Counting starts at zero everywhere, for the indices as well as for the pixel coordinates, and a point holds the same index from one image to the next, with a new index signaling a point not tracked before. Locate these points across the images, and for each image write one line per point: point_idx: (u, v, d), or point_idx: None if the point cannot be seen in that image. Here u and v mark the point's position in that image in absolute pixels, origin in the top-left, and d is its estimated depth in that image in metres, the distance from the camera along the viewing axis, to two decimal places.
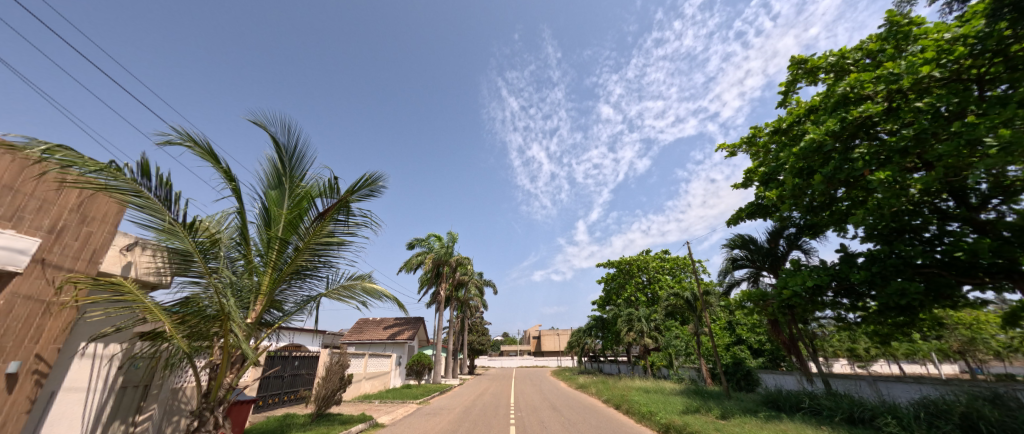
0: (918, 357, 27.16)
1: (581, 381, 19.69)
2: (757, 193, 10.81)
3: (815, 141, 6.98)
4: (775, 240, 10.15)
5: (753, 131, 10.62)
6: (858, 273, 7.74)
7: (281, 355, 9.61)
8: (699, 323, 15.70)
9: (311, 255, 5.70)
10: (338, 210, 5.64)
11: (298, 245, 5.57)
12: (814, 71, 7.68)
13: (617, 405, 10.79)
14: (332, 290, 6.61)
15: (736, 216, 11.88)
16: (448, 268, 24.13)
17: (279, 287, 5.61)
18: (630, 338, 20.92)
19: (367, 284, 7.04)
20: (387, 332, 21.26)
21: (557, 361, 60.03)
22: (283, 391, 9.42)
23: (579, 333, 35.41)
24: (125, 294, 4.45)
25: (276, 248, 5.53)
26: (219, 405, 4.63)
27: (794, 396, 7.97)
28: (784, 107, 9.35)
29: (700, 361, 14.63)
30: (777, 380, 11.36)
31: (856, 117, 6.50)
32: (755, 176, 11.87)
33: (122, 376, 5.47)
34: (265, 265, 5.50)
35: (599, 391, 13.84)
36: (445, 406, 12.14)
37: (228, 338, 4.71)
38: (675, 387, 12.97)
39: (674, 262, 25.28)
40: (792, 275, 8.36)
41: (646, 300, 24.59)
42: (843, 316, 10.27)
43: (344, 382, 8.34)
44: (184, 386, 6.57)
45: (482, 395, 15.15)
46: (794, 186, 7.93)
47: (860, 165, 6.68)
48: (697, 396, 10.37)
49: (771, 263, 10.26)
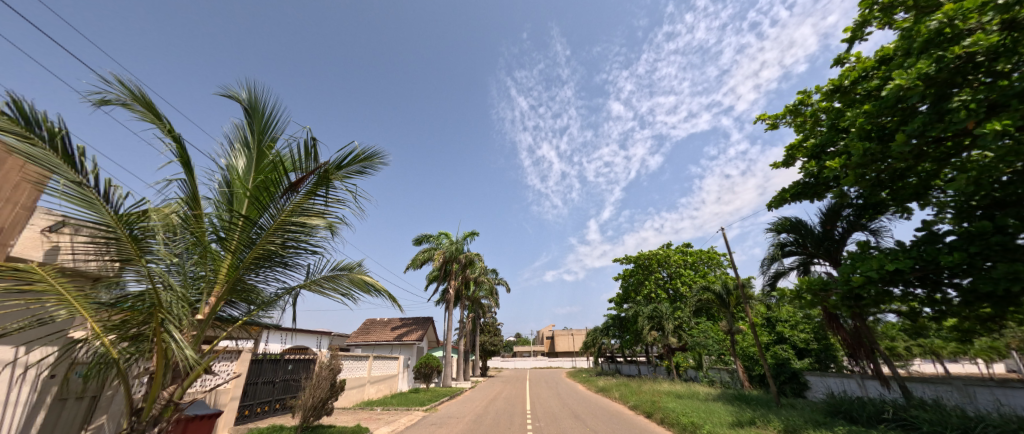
0: (966, 357, 25.03)
1: (600, 384, 18.48)
2: (807, 168, 9.42)
3: (901, 91, 5.68)
4: (832, 222, 8.70)
5: (801, 97, 9.25)
6: (950, 254, 6.34)
7: (271, 359, 8.66)
8: (731, 320, 14.31)
9: (283, 237, 4.58)
10: (316, 183, 4.48)
11: (267, 225, 4.47)
12: (891, 7, 6.38)
13: (647, 413, 9.53)
14: (313, 281, 5.57)
15: (779, 199, 10.49)
16: (458, 265, 23.10)
17: (243, 276, 4.52)
18: (652, 337, 19.56)
19: (356, 275, 6.04)
20: (396, 332, 20.36)
21: (571, 363, 58.61)
22: (273, 398, 8.51)
23: (595, 333, 34.10)
24: (32, 283, 3.43)
25: (238, 228, 4.41)
26: (153, 427, 3.58)
27: (872, 405, 6.61)
28: (841, 64, 8.03)
29: (735, 363, 13.22)
30: (834, 385, 9.89)
31: (959, 54, 5.22)
32: (800, 152, 10.48)
33: (54, 387, 4.47)
34: (224, 251, 4.40)
35: (624, 396, 12.57)
36: (455, 413, 11.08)
37: (161, 340, 3.61)
38: (710, 392, 11.61)
39: (697, 256, 23.75)
40: (862, 260, 6.99)
41: (667, 297, 23.13)
42: (915, 311, 8.77)
43: (337, 389, 7.30)
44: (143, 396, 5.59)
45: (495, 400, 14.03)
46: (865, 152, 6.61)
47: (962, 116, 5.31)
48: (742, 403, 9.08)
49: (826, 250, 8.84)
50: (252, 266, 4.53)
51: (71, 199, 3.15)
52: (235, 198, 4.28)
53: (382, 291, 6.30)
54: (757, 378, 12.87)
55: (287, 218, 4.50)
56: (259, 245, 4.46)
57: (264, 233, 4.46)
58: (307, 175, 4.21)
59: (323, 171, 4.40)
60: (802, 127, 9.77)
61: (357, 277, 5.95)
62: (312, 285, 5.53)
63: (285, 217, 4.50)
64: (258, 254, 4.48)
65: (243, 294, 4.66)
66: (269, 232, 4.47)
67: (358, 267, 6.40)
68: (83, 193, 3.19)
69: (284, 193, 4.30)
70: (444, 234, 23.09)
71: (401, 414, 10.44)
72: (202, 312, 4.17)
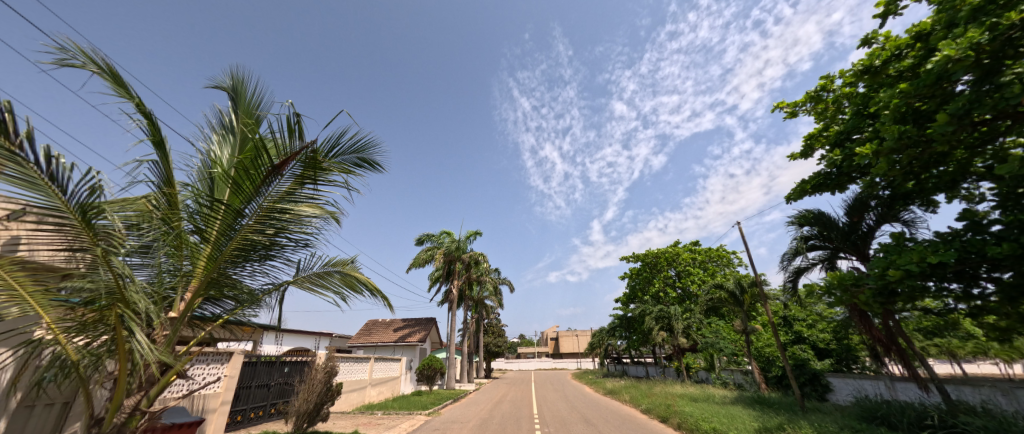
0: (987, 357, 24.19)
1: (609, 386, 17.93)
2: (830, 157, 8.87)
3: (946, 64, 5.13)
4: (859, 214, 8.15)
5: (823, 82, 8.72)
6: (999, 245, 5.79)
7: (267, 361, 8.27)
8: (746, 319, 13.74)
9: (268, 227, 4.15)
10: (302, 166, 4.02)
11: (250, 214, 4.02)
12: None
13: (662, 417, 9.01)
14: (301, 277, 5.16)
15: (799, 191, 9.95)
16: (460, 264, 22.62)
17: (222, 270, 4.08)
18: (662, 337, 19.01)
19: (348, 272, 5.67)
20: (398, 333, 19.94)
21: (577, 364, 57.91)
22: (267, 403, 8.08)
23: (602, 333, 33.56)
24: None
25: (218, 217, 3.95)
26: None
27: (912, 410, 6.12)
28: (867, 45, 7.52)
29: (751, 364, 12.65)
30: (866, 388, 9.14)
31: (1014, 21, 4.69)
32: (820, 142, 9.94)
33: (18, 393, 4.05)
34: (203, 242, 3.94)
35: (635, 399, 12.03)
36: (459, 418, 10.61)
37: (123, 341, 3.16)
38: (727, 395, 11.06)
39: (706, 254, 23.17)
40: (897, 252, 6.46)
41: (676, 297, 22.55)
42: (949, 309, 8.19)
43: (333, 392, 6.88)
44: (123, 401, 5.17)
45: (500, 403, 13.52)
46: (899, 135, 6.10)
47: (1016, 91, 4.79)
48: (764, 407, 8.55)
49: (852, 244, 8.31)
50: (236, 259, 4.14)
51: (10, 181, 2.74)
52: (212, 183, 3.80)
53: (375, 290, 5.91)
54: (775, 381, 12.28)
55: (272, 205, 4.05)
56: (241, 235, 4.04)
57: (247, 222, 4.01)
58: (292, 155, 3.75)
59: (310, 152, 3.93)
60: (824, 115, 9.26)
61: (350, 275, 5.57)
62: (300, 281, 5.11)
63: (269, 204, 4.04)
64: (241, 244, 4.06)
65: (228, 288, 4.29)
66: (254, 220, 4.04)
67: (351, 264, 6.03)
68: (24, 172, 2.77)
69: (266, 176, 3.83)
70: (446, 233, 22.63)
71: (402, 418, 9.97)
72: (175, 310, 3.73)
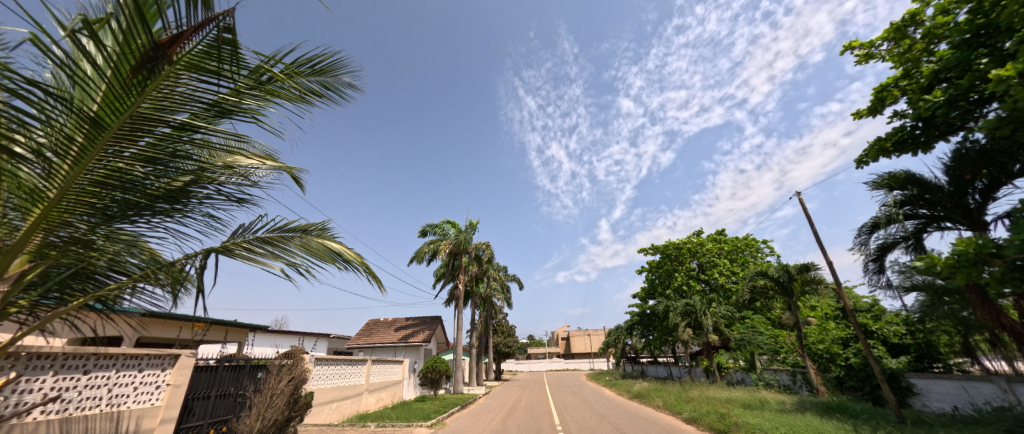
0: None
1: (632, 389, 16.21)
2: (924, 103, 7.12)
3: None
4: (974, 170, 6.18)
5: (914, 9, 6.99)
6: None
7: (234, 365, 6.91)
8: (791, 311, 11.98)
9: (162, 154, 2.62)
10: (216, 62, 2.38)
11: (134, 134, 2.46)
12: None
13: (716, 431, 7.19)
14: (239, 241, 3.74)
15: (875, 151, 8.22)
16: (466, 258, 21.06)
17: (81, 219, 2.60)
18: (689, 334, 17.26)
19: (313, 240, 4.24)
20: (398, 334, 18.50)
21: (590, 364, 55.85)
22: (224, 417, 6.52)
23: (617, 332, 31.72)
24: None
25: (76, 136, 2.37)
26: None
27: None
28: None
29: (805, 362, 10.88)
30: (977, 392, 7.38)
31: None
32: (898, 91, 8.18)
33: None
34: (46, 178, 2.40)
35: (671, 407, 10.32)
36: (468, 429, 9.04)
37: None
38: (785, 401, 9.24)
39: (733, 244, 21.38)
40: None
41: (700, 290, 20.73)
42: None
43: (299, 405, 5.30)
44: (13, 390, 3.65)
45: (515, 410, 11.93)
46: None
47: None
48: (847, 419, 6.80)
49: (958, 211, 6.58)
50: (115, 202, 2.69)
51: None
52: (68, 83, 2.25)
53: (352, 260, 4.47)
54: (836, 383, 10.42)
55: (172, 120, 2.47)
56: (115, 163, 2.52)
57: (128, 148, 2.49)
58: (187, 30, 2.04)
59: (226, 34, 2.26)
60: (906, 57, 7.64)
61: (313, 243, 4.14)
62: (233, 248, 3.60)
63: (168, 119, 2.46)
64: (119, 180, 2.59)
65: (118, 254, 2.97)
66: (137, 143, 2.50)
67: (317, 231, 4.56)
68: None
69: (141, 69, 2.18)
70: (450, 224, 21.04)
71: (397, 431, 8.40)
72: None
